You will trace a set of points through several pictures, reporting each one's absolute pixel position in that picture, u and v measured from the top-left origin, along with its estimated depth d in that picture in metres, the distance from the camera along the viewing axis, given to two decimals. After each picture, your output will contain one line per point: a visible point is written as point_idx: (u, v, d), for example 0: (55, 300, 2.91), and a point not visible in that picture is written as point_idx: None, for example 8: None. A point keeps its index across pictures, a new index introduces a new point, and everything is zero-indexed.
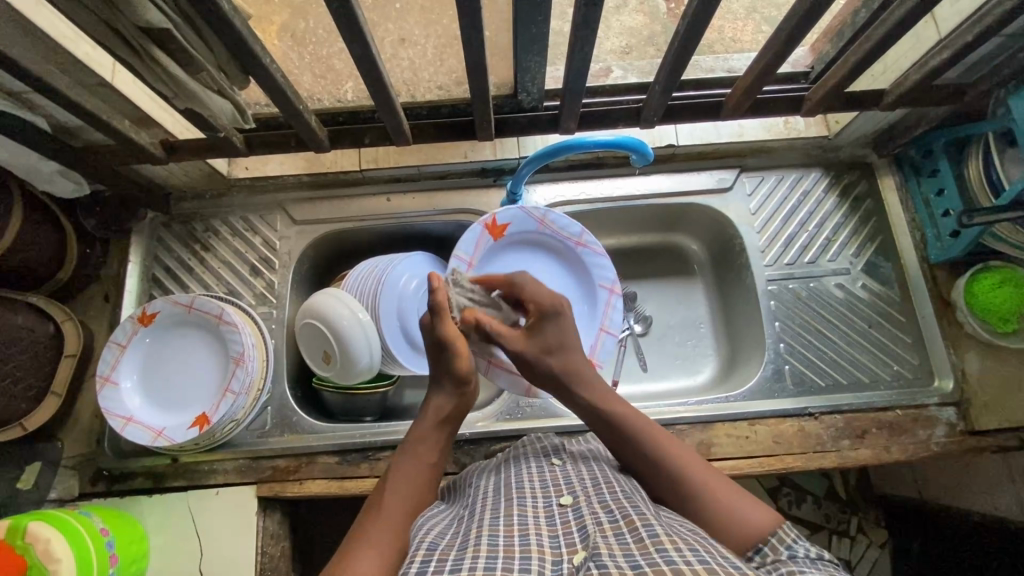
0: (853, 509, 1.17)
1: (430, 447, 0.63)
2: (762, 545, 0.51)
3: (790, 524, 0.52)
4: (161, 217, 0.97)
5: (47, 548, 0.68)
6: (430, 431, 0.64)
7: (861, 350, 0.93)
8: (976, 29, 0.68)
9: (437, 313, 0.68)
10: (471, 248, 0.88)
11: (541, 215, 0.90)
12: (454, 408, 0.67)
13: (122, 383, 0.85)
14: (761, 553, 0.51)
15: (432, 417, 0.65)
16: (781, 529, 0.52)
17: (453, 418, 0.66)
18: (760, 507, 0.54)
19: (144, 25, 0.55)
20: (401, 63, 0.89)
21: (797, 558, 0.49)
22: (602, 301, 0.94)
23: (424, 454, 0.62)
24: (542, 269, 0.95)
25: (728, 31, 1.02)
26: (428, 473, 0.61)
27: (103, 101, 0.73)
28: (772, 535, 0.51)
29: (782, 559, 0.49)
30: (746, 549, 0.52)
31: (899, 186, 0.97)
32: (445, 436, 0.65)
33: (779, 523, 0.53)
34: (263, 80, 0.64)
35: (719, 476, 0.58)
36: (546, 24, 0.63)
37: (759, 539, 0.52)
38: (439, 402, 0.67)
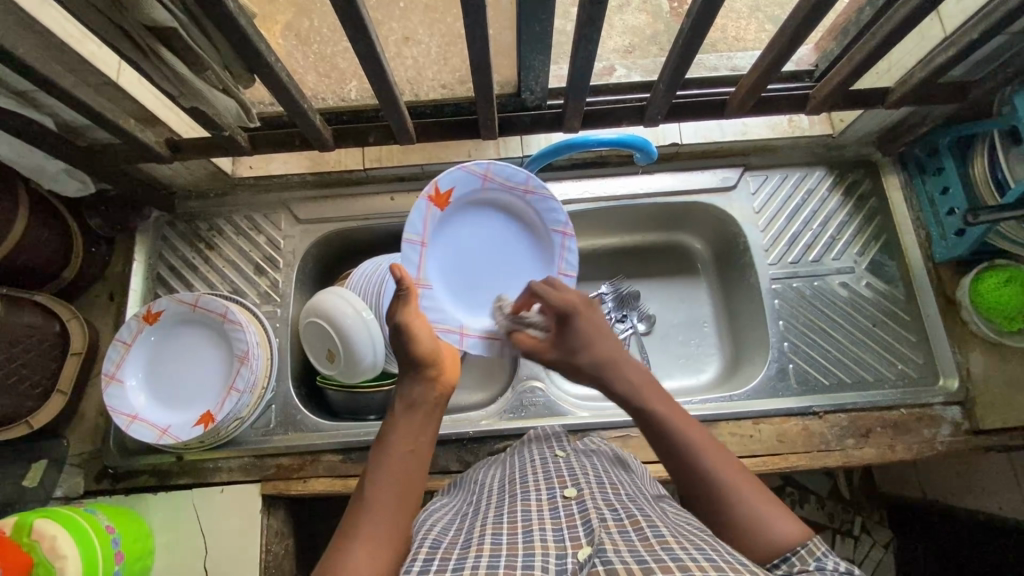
0: (857, 510, 1.18)
1: (408, 437, 0.60)
2: (790, 555, 0.51)
3: (819, 538, 0.52)
4: (165, 216, 0.98)
5: (52, 545, 0.69)
6: (407, 420, 0.62)
7: (866, 349, 0.92)
8: (981, 26, 0.68)
9: (404, 300, 0.67)
10: (421, 229, 0.75)
11: (482, 171, 0.77)
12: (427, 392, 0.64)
13: (126, 381, 0.86)
14: (789, 562, 0.50)
15: (401, 407, 0.63)
16: (811, 542, 0.51)
17: (426, 400, 0.64)
18: (790, 518, 0.54)
19: (150, 23, 0.55)
20: (405, 62, 0.90)
21: (826, 570, 0.48)
22: (554, 246, 0.82)
23: (401, 442, 0.60)
24: (499, 228, 0.81)
25: (731, 29, 1.01)
26: (409, 458, 0.59)
27: (108, 100, 0.73)
28: (799, 546, 0.51)
29: (809, 570, 0.49)
30: (773, 559, 0.51)
31: (903, 185, 0.97)
32: (423, 418, 0.63)
33: (808, 535, 0.52)
34: (267, 79, 0.64)
35: (748, 478, 0.57)
36: (549, 22, 0.63)
37: (787, 548, 0.51)
38: (408, 391, 0.65)
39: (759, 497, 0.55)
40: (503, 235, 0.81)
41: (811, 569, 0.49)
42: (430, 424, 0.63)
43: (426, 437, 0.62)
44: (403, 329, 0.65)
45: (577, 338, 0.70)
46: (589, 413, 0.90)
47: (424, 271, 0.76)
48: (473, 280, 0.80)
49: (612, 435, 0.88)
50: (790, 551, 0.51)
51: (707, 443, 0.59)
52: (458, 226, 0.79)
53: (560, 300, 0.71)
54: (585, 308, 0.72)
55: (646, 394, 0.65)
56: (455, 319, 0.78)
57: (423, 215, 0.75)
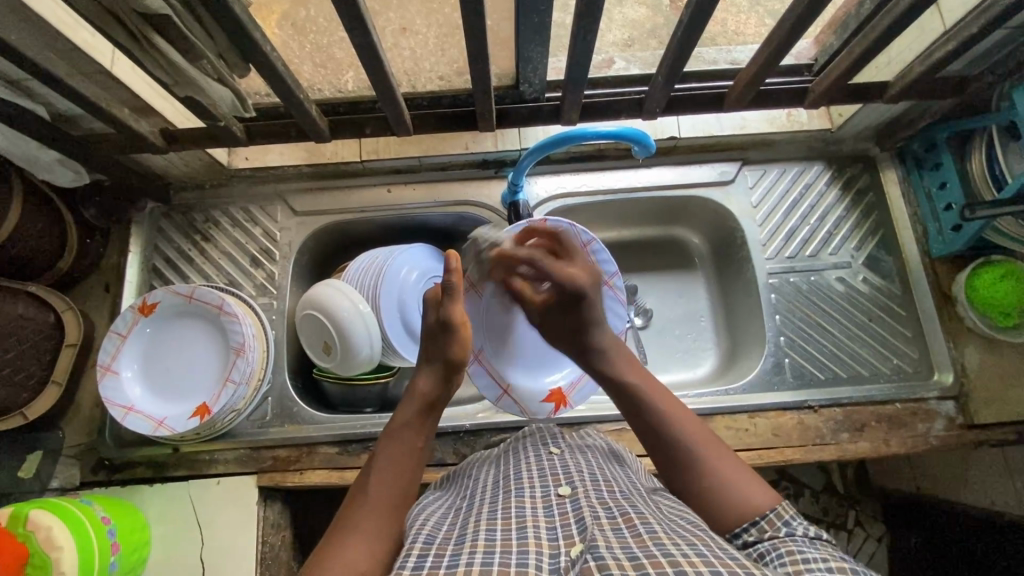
0: (851, 504, 1.19)
1: (414, 434, 0.61)
2: (760, 519, 0.51)
3: (789, 504, 0.52)
4: (161, 207, 0.97)
5: (48, 535, 0.69)
6: (415, 417, 0.62)
7: (861, 343, 0.93)
8: (981, 20, 0.68)
9: (454, 295, 0.67)
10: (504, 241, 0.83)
11: (586, 241, 0.82)
12: (438, 393, 0.65)
13: (122, 373, 0.85)
14: (759, 527, 0.51)
15: (418, 402, 0.63)
16: (780, 507, 0.52)
17: (439, 402, 0.64)
18: (760, 485, 0.54)
19: (144, 11, 0.55)
20: (403, 52, 0.88)
21: (794, 535, 0.49)
22: None
23: (410, 439, 0.60)
24: None
25: (730, 23, 1.01)
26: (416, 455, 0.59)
27: (102, 89, 0.73)
28: (769, 512, 0.51)
29: (778, 536, 0.49)
30: (742, 526, 0.52)
31: (901, 180, 0.97)
32: (432, 419, 0.63)
33: (778, 501, 0.53)
34: (263, 69, 0.63)
35: (719, 443, 0.58)
36: (547, 13, 0.62)
37: (757, 513, 0.52)
38: (425, 386, 0.65)
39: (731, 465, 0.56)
40: None
41: (781, 535, 0.49)
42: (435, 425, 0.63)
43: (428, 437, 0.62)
44: (451, 326, 0.67)
45: (574, 318, 0.71)
46: (585, 407, 0.91)
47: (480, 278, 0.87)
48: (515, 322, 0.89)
49: (607, 427, 0.89)
50: (760, 515, 0.51)
51: (676, 409, 0.61)
52: None
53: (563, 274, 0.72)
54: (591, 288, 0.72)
55: (626, 369, 0.66)
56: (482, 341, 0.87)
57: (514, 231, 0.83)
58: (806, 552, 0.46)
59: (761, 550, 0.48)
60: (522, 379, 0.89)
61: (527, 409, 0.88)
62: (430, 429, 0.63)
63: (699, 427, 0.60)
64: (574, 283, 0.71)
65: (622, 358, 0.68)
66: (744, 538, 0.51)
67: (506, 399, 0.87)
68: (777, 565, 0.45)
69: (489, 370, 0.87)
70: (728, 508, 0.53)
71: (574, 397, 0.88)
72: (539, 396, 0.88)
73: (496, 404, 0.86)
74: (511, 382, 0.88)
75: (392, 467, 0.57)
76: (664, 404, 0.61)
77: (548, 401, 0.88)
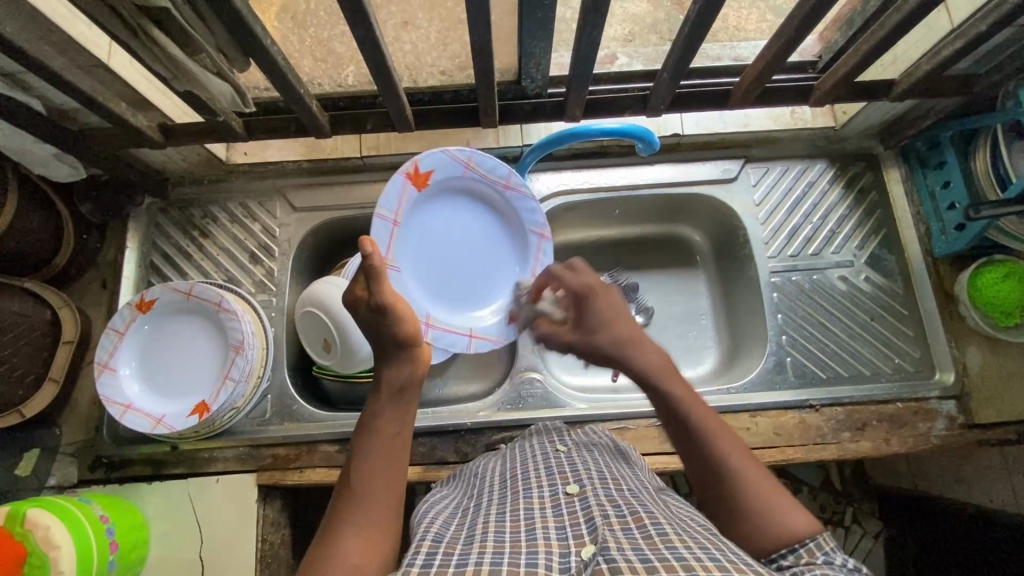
0: (848, 501, 1.20)
1: (389, 422, 0.58)
2: (797, 546, 0.50)
3: (828, 533, 0.51)
4: (158, 202, 0.96)
5: (46, 535, 0.68)
6: (386, 404, 0.59)
7: (863, 343, 0.92)
8: (989, 18, 0.67)
9: (376, 277, 0.61)
10: (395, 205, 0.82)
11: (466, 157, 0.85)
12: (407, 374, 0.61)
13: (120, 370, 0.84)
14: (796, 554, 0.50)
15: (386, 391, 0.60)
16: (819, 536, 0.51)
17: (408, 385, 0.61)
18: (798, 509, 0.53)
19: (143, 4, 0.53)
20: (403, 47, 0.88)
21: (832, 564, 0.48)
22: (532, 246, 0.91)
23: (385, 428, 0.58)
24: (472, 222, 0.89)
25: (732, 18, 1.00)
26: (394, 442, 0.57)
27: (99, 83, 0.72)
28: (808, 539, 0.51)
29: (815, 563, 0.48)
30: (779, 551, 0.51)
31: (904, 179, 0.97)
32: (405, 403, 0.60)
33: (817, 527, 0.52)
34: (264, 63, 0.62)
35: (760, 465, 0.57)
36: (552, 8, 0.61)
37: (794, 539, 0.51)
38: (390, 373, 0.61)
39: (767, 485, 0.55)
40: (477, 229, 0.89)
41: (819, 563, 0.49)
42: (410, 407, 0.60)
43: (406, 421, 0.59)
44: (384, 311, 0.60)
45: (592, 317, 0.67)
46: (586, 406, 0.90)
47: (395, 249, 0.83)
48: (440, 266, 0.88)
49: (609, 426, 0.88)
50: (799, 542, 0.51)
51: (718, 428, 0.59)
52: (433, 213, 0.87)
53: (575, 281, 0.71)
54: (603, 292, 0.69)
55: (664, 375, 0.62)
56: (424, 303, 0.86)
57: (398, 190, 0.82)
58: None
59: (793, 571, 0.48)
60: (476, 317, 0.89)
61: (496, 338, 0.89)
62: (405, 412, 0.60)
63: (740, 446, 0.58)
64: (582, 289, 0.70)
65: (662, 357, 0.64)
66: (779, 564, 0.51)
67: (475, 342, 0.87)
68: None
69: (446, 327, 0.86)
70: (766, 531, 0.52)
71: None
72: (501, 322, 0.90)
73: (470, 349, 0.87)
74: (471, 326, 0.88)
75: (373, 460, 0.55)
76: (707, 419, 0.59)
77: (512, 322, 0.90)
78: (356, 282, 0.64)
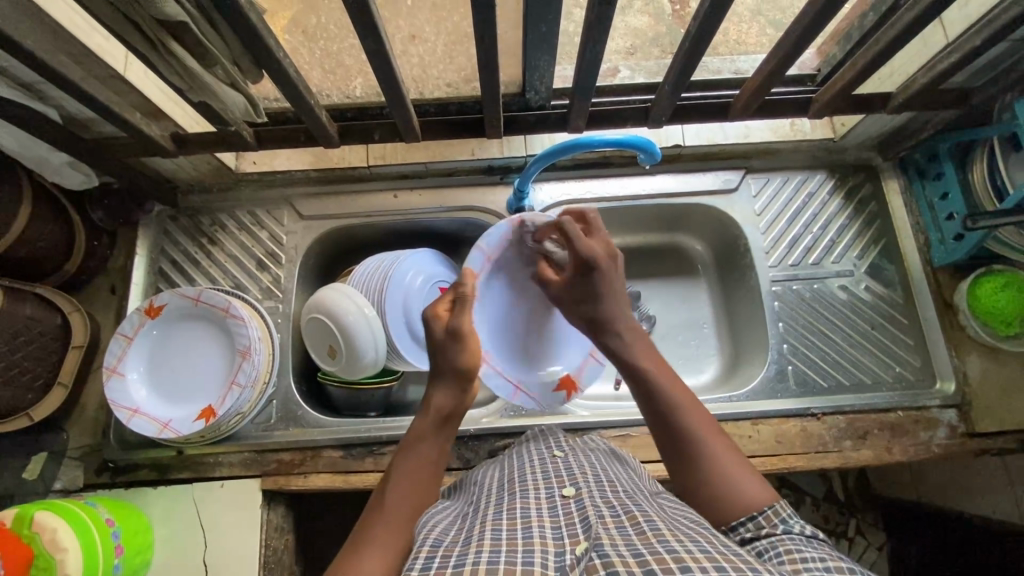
0: (851, 512, 1.19)
1: (429, 446, 0.61)
2: (757, 515, 0.51)
3: (785, 501, 0.52)
4: (168, 210, 0.98)
5: (52, 538, 0.69)
6: (431, 428, 0.62)
7: (864, 351, 0.93)
8: (984, 33, 0.69)
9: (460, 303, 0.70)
10: (494, 242, 0.83)
11: None
12: (453, 404, 0.65)
13: (128, 375, 0.85)
14: (755, 521, 0.51)
15: (434, 417, 0.63)
16: (776, 505, 0.52)
17: (455, 415, 0.64)
18: (757, 482, 0.55)
19: (161, 17, 0.55)
20: (411, 60, 0.91)
21: (792, 533, 0.49)
22: None
23: (425, 453, 0.61)
24: None
25: (733, 32, 1.02)
26: (431, 469, 0.60)
27: (114, 93, 0.73)
28: (766, 508, 0.52)
29: (776, 533, 0.49)
30: (739, 520, 0.52)
31: (903, 190, 0.98)
32: (448, 432, 0.63)
33: (775, 497, 0.53)
34: (276, 75, 0.64)
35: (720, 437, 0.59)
36: (556, 22, 0.63)
37: (753, 508, 0.52)
38: (440, 399, 0.65)
39: (732, 459, 0.57)
40: None
41: (779, 532, 0.49)
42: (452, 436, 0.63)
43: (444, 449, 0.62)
44: (461, 334, 0.67)
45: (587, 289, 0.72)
46: (589, 413, 0.91)
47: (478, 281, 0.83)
48: (509, 316, 0.88)
49: (611, 433, 0.89)
50: (757, 511, 0.52)
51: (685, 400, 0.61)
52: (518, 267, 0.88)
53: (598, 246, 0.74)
54: (607, 263, 0.72)
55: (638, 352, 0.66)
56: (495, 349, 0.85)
57: (501, 234, 0.84)
58: (805, 552, 0.45)
59: (759, 548, 0.48)
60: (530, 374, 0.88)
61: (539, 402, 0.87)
62: (446, 440, 0.63)
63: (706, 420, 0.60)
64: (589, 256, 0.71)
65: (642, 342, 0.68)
66: (741, 533, 0.51)
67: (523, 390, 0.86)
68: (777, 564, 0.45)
69: (499, 371, 0.84)
70: (729, 500, 0.54)
71: (582, 382, 0.90)
72: (549, 386, 0.89)
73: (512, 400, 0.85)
74: (521, 379, 0.87)
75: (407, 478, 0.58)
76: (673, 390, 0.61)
77: (559, 389, 0.89)
78: (437, 303, 0.72)
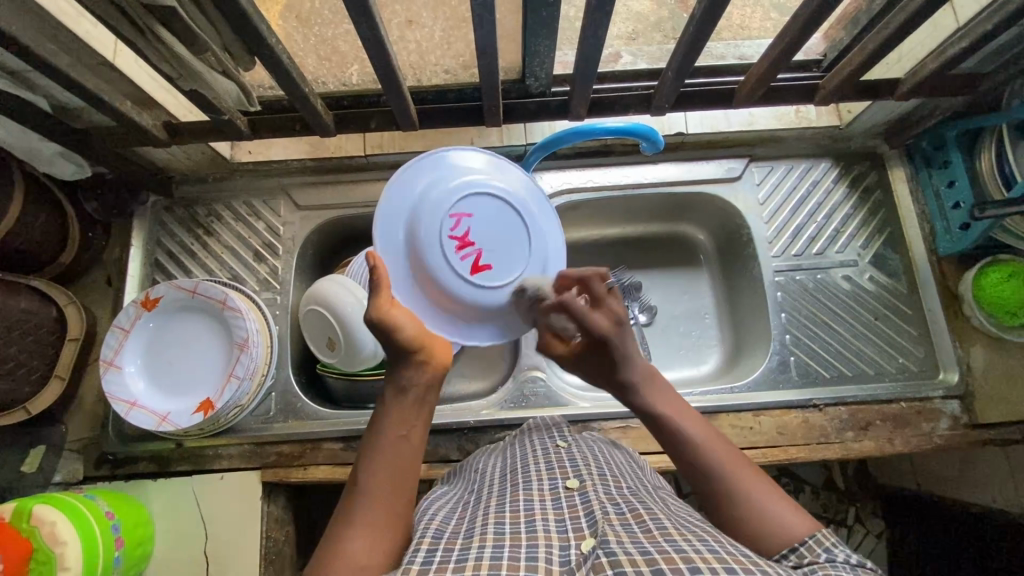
0: (850, 500, 1.19)
1: (400, 423, 0.57)
2: (797, 546, 0.48)
3: (829, 531, 0.48)
4: (163, 201, 0.97)
5: (52, 530, 0.68)
6: (393, 404, 0.58)
7: (866, 342, 0.92)
8: (996, 17, 0.67)
9: (375, 288, 0.61)
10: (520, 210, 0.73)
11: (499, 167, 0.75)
12: (408, 376, 0.59)
13: (124, 368, 0.85)
14: (796, 553, 0.48)
15: (391, 393, 0.59)
16: (819, 534, 0.48)
17: (414, 384, 0.59)
18: (798, 511, 0.51)
19: (149, 4, 0.54)
20: (408, 45, 0.87)
21: (836, 562, 0.45)
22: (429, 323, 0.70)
23: (395, 429, 0.56)
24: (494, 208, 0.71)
25: (738, 17, 0.99)
26: (403, 445, 0.56)
27: (104, 81, 0.72)
28: (809, 538, 0.48)
29: (817, 560, 0.45)
30: (779, 552, 0.49)
31: (909, 178, 0.97)
32: (413, 403, 0.58)
33: (817, 527, 0.49)
34: (269, 62, 0.63)
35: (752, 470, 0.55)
36: (557, 7, 0.61)
37: (795, 539, 0.48)
38: (392, 374, 0.60)
39: (766, 487, 0.53)
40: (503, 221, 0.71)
41: (822, 561, 0.46)
42: (418, 407, 0.59)
43: (418, 421, 0.57)
44: (372, 322, 0.60)
45: (605, 359, 0.66)
46: (590, 404, 0.91)
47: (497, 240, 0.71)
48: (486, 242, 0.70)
49: (611, 425, 0.89)
50: (798, 541, 0.48)
51: (712, 440, 0.57)
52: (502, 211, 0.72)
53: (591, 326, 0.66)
54: (618, 330, 0.65)
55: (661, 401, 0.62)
56: (403, 227, 0.69)
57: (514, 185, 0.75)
58: (842, 572, 0.43)
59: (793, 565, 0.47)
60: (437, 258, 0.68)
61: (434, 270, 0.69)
62: (415, 411, 0.58)
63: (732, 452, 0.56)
64: (599, 331, 0.65)
65: (665, 393, 0.63)
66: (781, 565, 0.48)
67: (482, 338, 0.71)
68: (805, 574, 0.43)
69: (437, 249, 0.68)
70: (773, 535, 0.49)
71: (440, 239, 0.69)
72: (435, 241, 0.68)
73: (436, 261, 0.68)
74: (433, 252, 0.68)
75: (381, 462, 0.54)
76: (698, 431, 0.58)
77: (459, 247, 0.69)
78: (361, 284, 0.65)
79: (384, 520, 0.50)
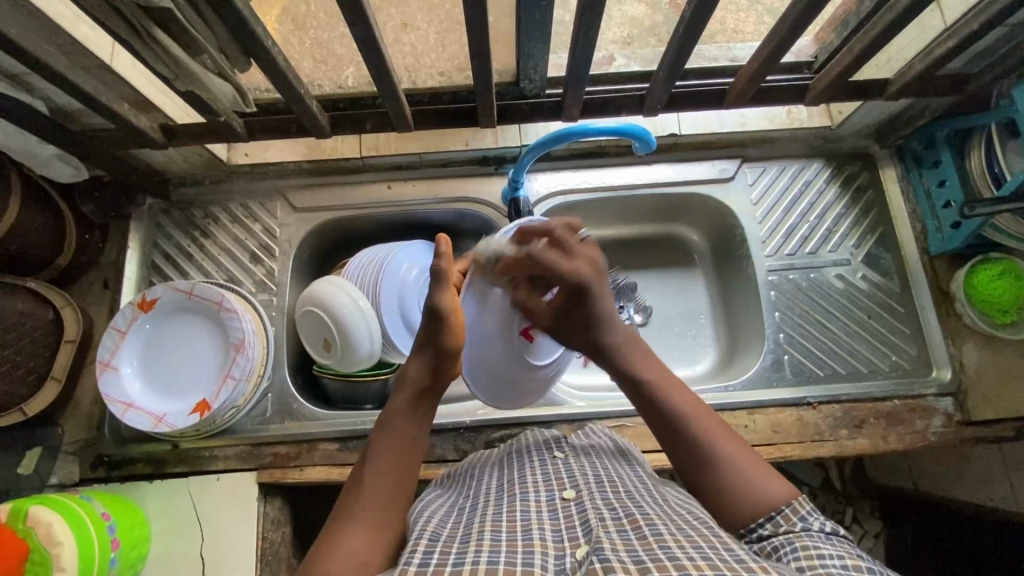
0: (848, 500, 1.20)
1: (410, 422, 0.60)
2: (774, 514, 0.51)
3: (806, 497, 0.52)
4: (160, 203, 0.97)
5: (48, 531, 0.68)
6: (407, 403, 0.61)
7: (860, 340, 0.93)
8: (982, 17, 0.68)
9: (439, 282, 0.64)
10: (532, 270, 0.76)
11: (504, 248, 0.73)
12: (431, 376, 0.63)
13: (122, 369, 0.85)
14: (773, 521, 0.51)
15: (409, 391, 0.62)
16: (796, 501, 0.52)
17: (431, 388, 0.63)
18: (775, 479, 0.54)
19: (146, 5, 0.54)
20: (403, 48, 0.89)
21: (811, 530, 0.49)
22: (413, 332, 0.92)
23: (405, 427, 0.60)
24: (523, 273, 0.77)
25: (730, 20, 1.00)
26: (411, 444, 0.59)
27: (103, 84, 0.73)
28: (785, 506, 0.52)
29: (794, 530, 0.49)
30: (757, 521, 0.52)
31: (900, 177, 0.98)
32: (425, 407, 0.62)
33: (795, 494, 0.53)
34: (264, 64, 0.63)
35: (732, 438, 0.58)
36: (549, 8, 0.62)
37: (771, 507, 0.52)
38: (415, 371, 0.63)
39: (744, 457, 0.56)
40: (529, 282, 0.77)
41: (797, 530, 0.49)
42: (428, 412, 0.62)
43: (422, 424, 0.61)
44: (440, 315, 0.63)
45: (583, 315, 0.70)
46: (586, 403, 0.91)
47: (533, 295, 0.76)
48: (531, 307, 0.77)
49: (609, 423, 0.89)
50: (774, 509, 0.52)
51: (691, 407, 0.61)
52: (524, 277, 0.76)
53: (563, 271, 0.69)
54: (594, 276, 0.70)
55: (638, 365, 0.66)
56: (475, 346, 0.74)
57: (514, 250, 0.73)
58: (820, 547, 0.46)
59: (774, 543, 0.49)
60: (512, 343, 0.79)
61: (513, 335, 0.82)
62: (423, 415, 0.62)
63: (712, 420, 0.60)
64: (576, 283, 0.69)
65: (641, 354, 0.68)
66: (759, 532, 0.51)
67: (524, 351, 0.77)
68: (792, 559, 0.46)
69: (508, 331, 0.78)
70: (750, 503, 0.53)
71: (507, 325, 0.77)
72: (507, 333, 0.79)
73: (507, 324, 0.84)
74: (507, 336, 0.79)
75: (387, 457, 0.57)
76: (678, 398, 0.61)
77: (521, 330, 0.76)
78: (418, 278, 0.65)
79: (388, 509, 0.53)
